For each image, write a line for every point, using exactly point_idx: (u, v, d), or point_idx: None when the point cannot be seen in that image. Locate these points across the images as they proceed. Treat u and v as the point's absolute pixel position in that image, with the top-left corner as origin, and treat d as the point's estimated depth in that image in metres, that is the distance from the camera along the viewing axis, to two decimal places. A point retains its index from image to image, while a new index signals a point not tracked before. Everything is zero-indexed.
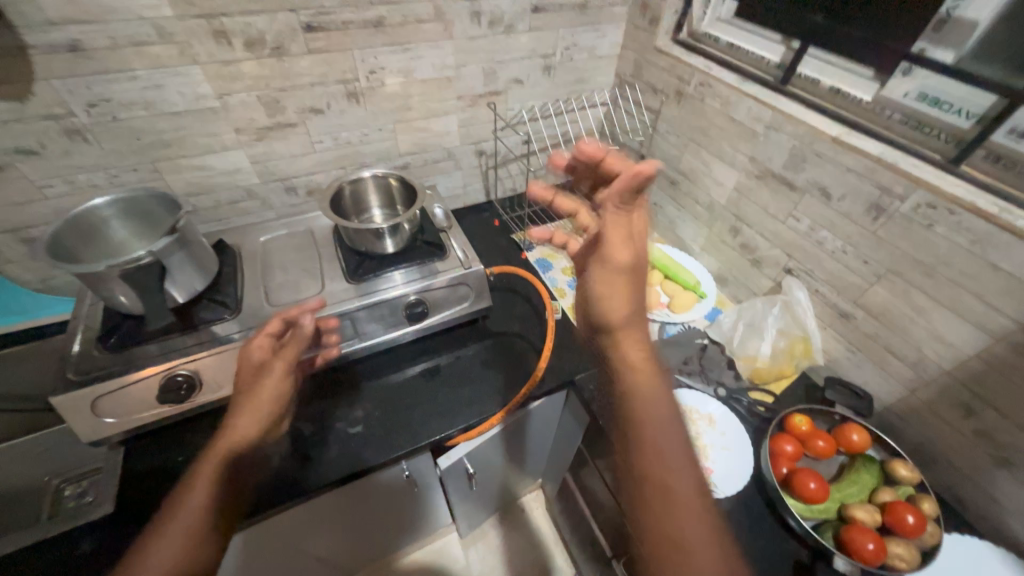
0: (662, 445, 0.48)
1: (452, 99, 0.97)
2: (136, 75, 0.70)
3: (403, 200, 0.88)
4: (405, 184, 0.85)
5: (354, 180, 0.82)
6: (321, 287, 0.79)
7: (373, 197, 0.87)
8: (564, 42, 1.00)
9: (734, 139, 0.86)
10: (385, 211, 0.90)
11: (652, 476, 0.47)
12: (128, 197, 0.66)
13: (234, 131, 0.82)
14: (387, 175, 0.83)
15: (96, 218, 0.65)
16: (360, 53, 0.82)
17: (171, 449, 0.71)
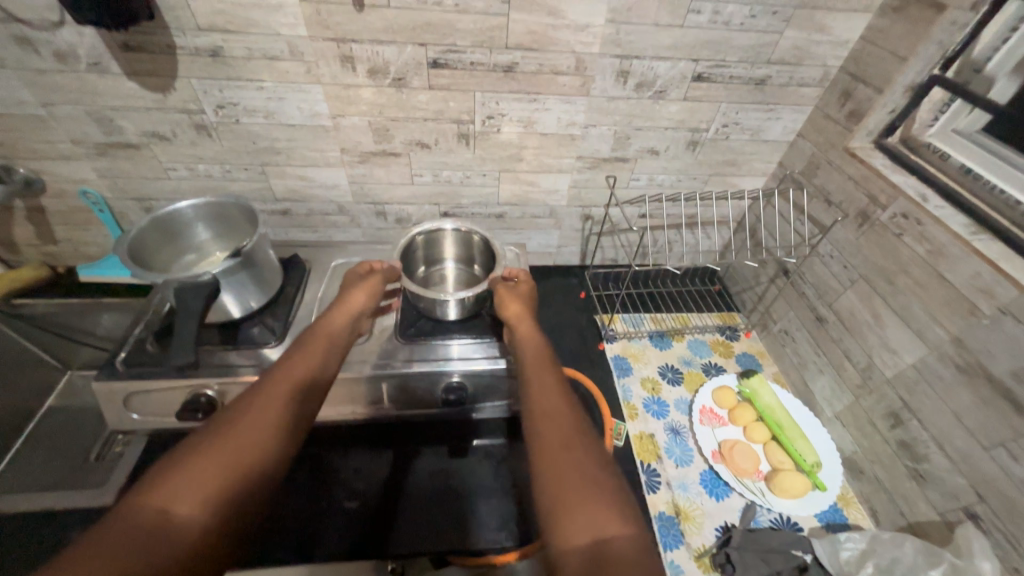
0: (551, 398, 0.47)
1: (570, 157, 0.85)
2: (263, 86, 0.70)
3: (479, 258, 0.79)
4: (487, 246, 0.76)
5: (430, 229, 0.76)
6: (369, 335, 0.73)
7: (450, 248, 0.80)
8: (724, 118, 0.81)
9: (934, 304, 0.61)
10: (459, 265, 0.83)
11: (544, 430, 0.43)
12: (216, 204, 0.68)
13: (340, 150, 0.80)
14: (470, 232, 0.76)
15: (184, 220, 0.67)
16: (482, 96, 0.74)
17: None
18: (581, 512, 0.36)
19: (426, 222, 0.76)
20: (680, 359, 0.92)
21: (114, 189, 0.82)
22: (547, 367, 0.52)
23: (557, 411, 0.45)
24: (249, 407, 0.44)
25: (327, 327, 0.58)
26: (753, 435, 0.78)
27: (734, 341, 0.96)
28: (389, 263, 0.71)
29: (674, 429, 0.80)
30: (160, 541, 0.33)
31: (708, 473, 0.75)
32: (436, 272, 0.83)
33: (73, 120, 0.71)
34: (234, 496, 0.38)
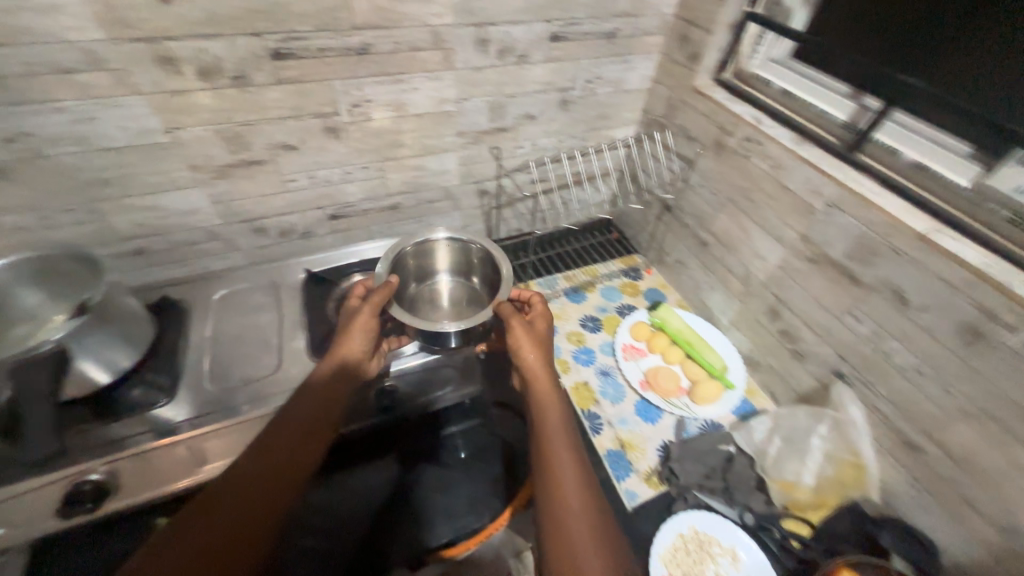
0: (568, 491, 0.51)
1: (451, 135, 0.84)
2: (64, 108, 0.58)
3: (476, 271, 0.82)
4: (488, 256, 0.78)
5: (422, 240, 0.78)
6: (278, 363, 0.68)
7: (444, 260, 0.83)
8: (586, 74, 0.85)
9: (783, 210, 0.72)
10: (454, 277, 0.85)
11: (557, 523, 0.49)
12: (40, 260, 0.57)
13: (189, 168, 0.70)
14: (471, 242, 0.78)
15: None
16: (342, 84, 0.69)
17: (82, 556, 0.59)
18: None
19: (418, 233, 0.78)
20: (597, 307, 0.97)
21: None
22: (564, 446, 0.54)
23: (573, 503, 0.50)
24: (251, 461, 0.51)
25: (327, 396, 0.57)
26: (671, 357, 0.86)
27: (639, 280, 1.04)
28: (386, 284, 0.63)
29: (605, 372, 0.86)
30: None
31: (640, 402, 0.82)
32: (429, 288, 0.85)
33: None
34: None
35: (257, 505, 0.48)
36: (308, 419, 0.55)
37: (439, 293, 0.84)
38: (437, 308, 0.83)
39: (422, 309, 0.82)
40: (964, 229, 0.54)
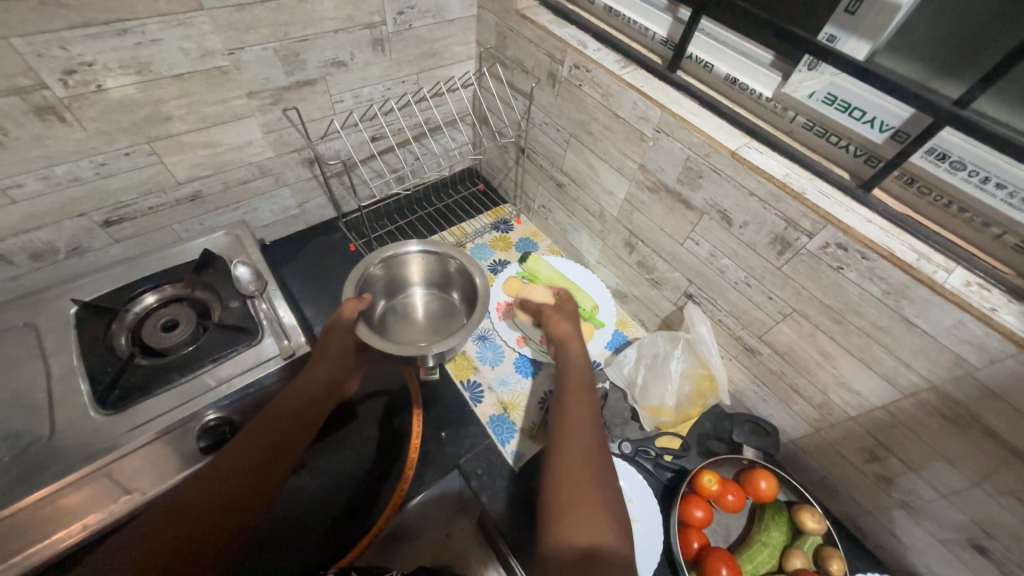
0: (581, 420, 0.51)
1: (237, 97, 0.67)
2: None
3: (452, 283, 0.84)
4: (465, 270, 0.80)
5: (393, 253, 0.78)
6: (54, 424, 0.55)
7: (417, 274, 0.84)
8: (394, 3, 0.72)
9: (619, 141, 0.69)
10: (432, 290, 0.87)
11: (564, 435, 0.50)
12: None
13: None
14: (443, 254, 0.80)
15: None
16: (29, 44, 0.50)
17: None
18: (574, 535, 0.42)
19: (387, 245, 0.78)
20: None
21: None
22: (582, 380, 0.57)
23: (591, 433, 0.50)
24: (216, 480, 0.48)
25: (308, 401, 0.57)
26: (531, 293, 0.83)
27: (510, 232, 1.00)
28: (355, 300, 0.69)
29: (482, 336, 0.85)
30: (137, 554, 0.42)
31: (519, 360, 0.82)
32: (403, 298, 0.86)
33: None
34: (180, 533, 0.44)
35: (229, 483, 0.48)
36: (279, 427, 0.53)
37: (415, 304, 0.86)
38: (412, 320, 0.84)
39: (393, 321, 0.83)
40: (770, 142, 0.55)
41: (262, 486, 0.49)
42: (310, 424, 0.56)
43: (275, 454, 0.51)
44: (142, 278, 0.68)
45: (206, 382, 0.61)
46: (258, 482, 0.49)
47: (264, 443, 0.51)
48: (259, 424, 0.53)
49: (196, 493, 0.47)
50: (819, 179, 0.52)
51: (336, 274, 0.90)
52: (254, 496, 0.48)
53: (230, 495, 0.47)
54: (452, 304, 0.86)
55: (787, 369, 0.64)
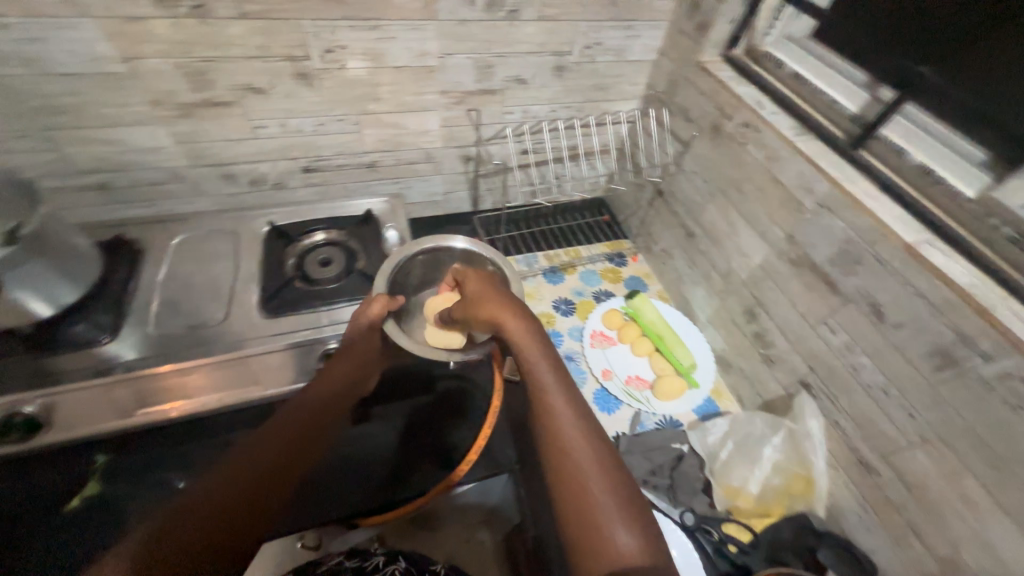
0: (556, 422, 0.44)
1: (433, 93, 0.79)
2: (10, 25, 0.55)
3: None
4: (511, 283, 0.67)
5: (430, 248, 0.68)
6: (227, 312, 0.69)
7: None
8: (584, 38, 0.79)
9: (770, 205, 0.67)
10: None
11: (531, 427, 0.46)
12: None
13: (150, 104, 0.67)
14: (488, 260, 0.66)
15: None
16: (311, 25, 0.65)
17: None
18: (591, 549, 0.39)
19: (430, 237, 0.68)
20: (573, 290, 0.94)
21: None
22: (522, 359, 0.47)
23: (571, 432, 0.44)
24: (270, 440, 0.51)
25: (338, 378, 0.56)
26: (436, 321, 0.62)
27: (623, 267, 1.00)
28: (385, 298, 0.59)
29: (569, 357, 0.84)
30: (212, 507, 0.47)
31: (600, 392, 0.80)
32: None
33: None
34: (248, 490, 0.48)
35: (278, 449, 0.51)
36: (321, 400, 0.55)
37: None
38: None
39: None
40: (956, 244, 0.49)
41: (262, 499, 0.49)
42: (317, 435, 0.54)
43: (286, 467, 0.51)
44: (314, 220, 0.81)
45: (319, 320, 0.69)
46: (267, 494, 0.49)
47: (260, 464, 0.49)
48: (280, 429, 0.52)
49: (251, 454, 0.50)
50: (1015, 299, 0.46)
51: None
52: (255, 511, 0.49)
53: (229, 508, 0.47)
54: None
55: (911, 503, 0.55)
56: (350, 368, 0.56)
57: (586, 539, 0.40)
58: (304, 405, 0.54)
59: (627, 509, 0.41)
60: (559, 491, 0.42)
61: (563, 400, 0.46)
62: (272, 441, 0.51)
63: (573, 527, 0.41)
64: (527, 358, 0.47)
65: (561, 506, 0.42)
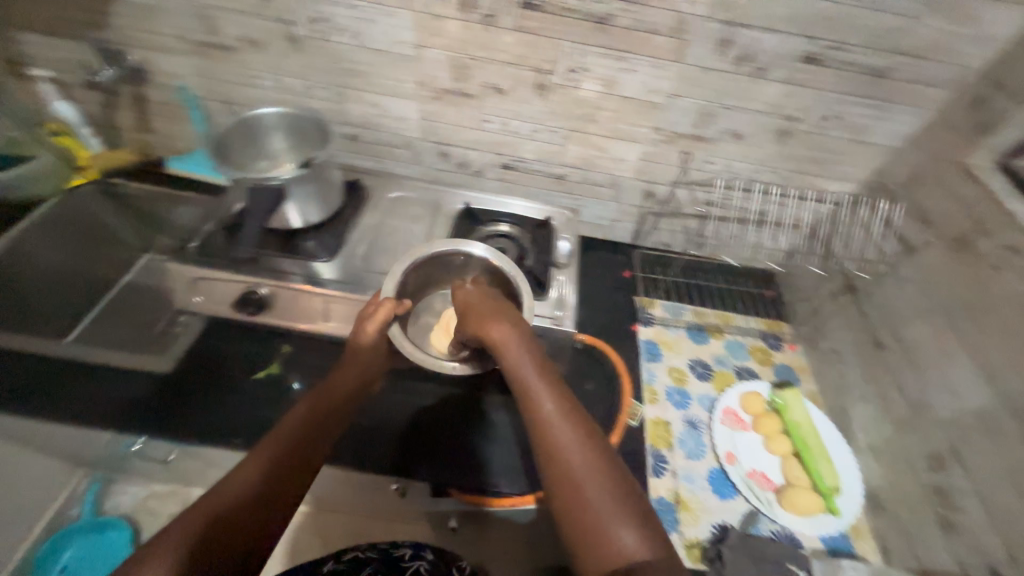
0: (550, 420, 0.44)
1: (646, 127, 0.81)
2: (358, 6, 0.71)
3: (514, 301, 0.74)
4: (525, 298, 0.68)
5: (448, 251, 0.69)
6: None
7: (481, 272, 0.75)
8: (823, 109, 0.75)
9: (1016, 349, 0.56)
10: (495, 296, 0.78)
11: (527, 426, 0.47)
12: (294, 114, 0.71)
13: (417, 84, 0.80)
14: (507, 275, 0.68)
15: (262, 125, 0.71)
16: (569, 47, 0.72)
17: (222, 345, 0.75)
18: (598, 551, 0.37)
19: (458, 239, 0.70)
20: (713, 357, 0.89)
21: (207, 89, 0.86)
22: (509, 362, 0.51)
23: (560, 426, 0.44)
24: (285, 439, 0.49)
25: (342, 382, 0.58)
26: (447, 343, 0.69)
27: (775, 351, 0.92)
28: (394, 300, 0.62)
29: (692, 423, 0.79)
30: (224, 521, 0.41)
31: (716, 472, 0.74)
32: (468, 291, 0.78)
33: (181, 15, 0.75)
34: (251, 497, 0.44)
35: (291, 447, 0.49)
36: (330, 404, 0.55)
37: None
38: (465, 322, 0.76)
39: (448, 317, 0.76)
40: None
41: (293, 484, 0.47)
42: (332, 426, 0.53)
43: (302, 459, 0.49)
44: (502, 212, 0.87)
45: None
46: (292, 483, 0.47)
47: (283, 461, 0.47)
48: (280, 436, 0.50)
49: (261, 462, 0.47)
50: None
51: (600, 283, 0.96)
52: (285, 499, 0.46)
53: (263, 499, 0.44)
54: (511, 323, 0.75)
55: None
56: (351, 380, 0.58)
57: (595, 540, 0.38)
58: (306, 410, 0.53)
59: (630, 510, 0.39)
60: (556, 490, 0.41)
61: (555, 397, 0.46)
62: (277, 456, 0.48)
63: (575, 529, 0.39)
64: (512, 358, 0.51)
65: (562, 511, 0.40)
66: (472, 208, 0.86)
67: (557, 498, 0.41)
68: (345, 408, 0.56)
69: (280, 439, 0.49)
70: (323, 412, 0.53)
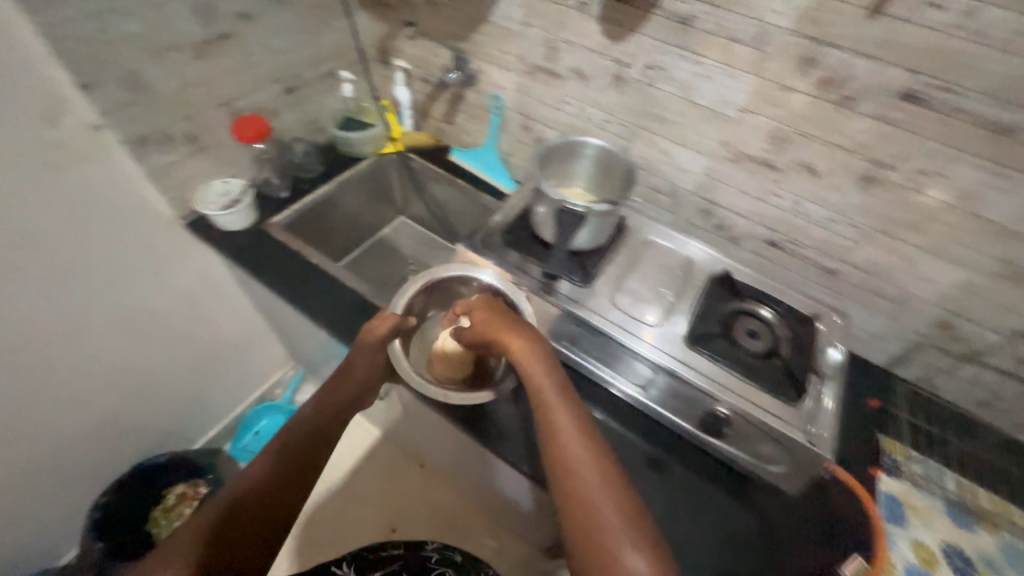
0: (566, 449, 0.55)
1: (991, 257, 0.66)
2: (701, 62, 0.71)
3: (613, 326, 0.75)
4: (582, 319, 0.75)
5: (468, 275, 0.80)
6: (657, 319, 0.74)
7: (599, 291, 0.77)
8: None
9: None
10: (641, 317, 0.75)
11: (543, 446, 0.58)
12: (613, 155, 0.72)
13: (720, 143, 0.78)
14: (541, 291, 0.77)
15: (582, 152, 0.74)
16: (934, 148, 0.62)
17: None
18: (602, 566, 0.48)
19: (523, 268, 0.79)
20: (980, 554, 0.69)
21: (517, 103, 0.98)
22: (535, 381, 0.61)
23: (572, 445, 0.55)
24: (291, 448, 0.64)
25: (334, 397, 0.70)
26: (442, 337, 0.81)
27: None
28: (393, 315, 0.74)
29: None
30: (234, 519, 0.57)
31: None
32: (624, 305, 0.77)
33: (531, 41, 0.86)
34: (253, 495, 0.59)
35: (293, 454, 0.64)
36: (324, 420, 0.68)
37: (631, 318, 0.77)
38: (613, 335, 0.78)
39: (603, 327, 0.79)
40: None
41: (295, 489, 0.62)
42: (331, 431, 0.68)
43: (302, 465, 0.64)
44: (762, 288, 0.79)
45: (729, 385, 0.67)
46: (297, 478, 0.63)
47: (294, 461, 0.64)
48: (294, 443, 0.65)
49: (258, 483, 0.60)
50: None
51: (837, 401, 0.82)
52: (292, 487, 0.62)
53: (274, 506, 0.59)
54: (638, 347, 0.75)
55: None
56: (340, 399, 0.70)
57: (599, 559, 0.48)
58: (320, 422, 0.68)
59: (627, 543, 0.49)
60: (572, 511, 0.52)
61: (576, 429, 0.57)
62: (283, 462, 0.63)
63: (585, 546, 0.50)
64: (532, 376, 0.61)
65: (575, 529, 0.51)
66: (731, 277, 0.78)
67: (572, 518, 0.52)
68: (341, 413, 0.70)
69: (280, 452, 0.64)
70: (321, 428, 0.67)
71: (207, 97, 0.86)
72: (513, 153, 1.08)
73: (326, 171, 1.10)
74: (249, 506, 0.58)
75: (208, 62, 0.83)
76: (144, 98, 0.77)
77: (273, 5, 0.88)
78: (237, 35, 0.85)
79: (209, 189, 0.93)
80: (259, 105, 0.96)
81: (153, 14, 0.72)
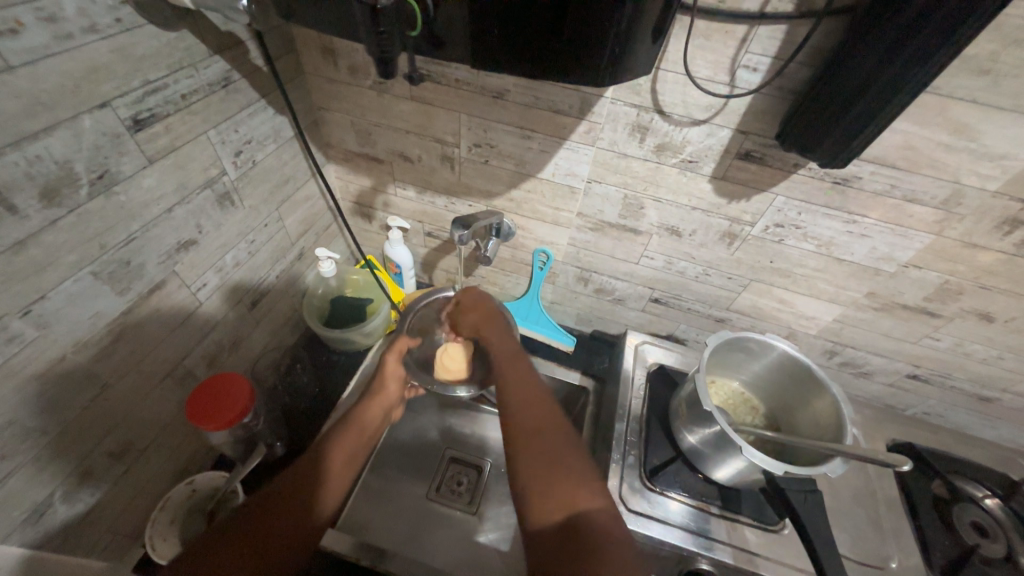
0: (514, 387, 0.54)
1: None
2: (857, 220, 0.57)
3: (759, 523, 0.56)
4: (716, 521, 0.56)
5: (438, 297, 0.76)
6: (895, 542, 0.58)
7: (735, 506, 0.57)
8: None
9: None
10: (770, 520, 0.57)
11: (526, 452, 0.47)
12: (792, 356, 0.56)
13: (866, 293, 0.64)
14: (670, 512, 0.56)
15: (745, 347, 0.58)
16: None
17: None
18: (555, 499, 0.43)
19: (637, 491, 0.58)
20: None
21: (572, 256, 0.78)
22: (523, 380, 0.55)
23: (557, 446, 0.47)
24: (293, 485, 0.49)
25: (361, 415, 0.60)
26: (466, 350, 0.73)
27: None
28: (408, 335, 0.70)
29: None
30: (226, 542, 0.43)
31: None
32: (760, 510, 0.57)
33: (601, 198, 0.66)
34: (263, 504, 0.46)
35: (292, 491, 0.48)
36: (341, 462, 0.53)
37: (777, 524, 0.56)
38: (767, 523, 0.56)
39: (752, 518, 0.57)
40: None
41: (264, 519, 0.45)
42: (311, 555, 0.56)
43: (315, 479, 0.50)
44: (953, 459, 0.67)
45: None
46: (300, 504, 0.47)
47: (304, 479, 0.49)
48: (291, 475, 0.50)
49: (266, 504, 0.46)
50: None
51: None
52: (306, 532, 0.46)
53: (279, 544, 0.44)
54: (773, 531, 0.56)
55: None
56: (360, 441, 0.57)
57: (551, 491, 0.43)
58: (340, 446, 0.54)
59: (582, 472, 0.45)
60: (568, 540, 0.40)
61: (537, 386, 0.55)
62: (292, 476, 0.50)
63: (538, 478, 0.44)
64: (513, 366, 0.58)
65: (520, 454, 0.47)
66: (900, 442, 0.69)
67: (518, 450, 0.47)
68: (360, 461, 0.56)
69: (343, 456, 0.54)
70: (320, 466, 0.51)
71: (140, 382, 0.53)
72: (560, 300, 0.88)
73: (321, 384, 0.79)
74: (236, 537, 0.43)
75: (133, 335, 0.50)
76: (30, 450, 0.43)
77: (222, 211, 0.58)
78: (173, 276, 0.53)
79: (172, 497, 0.59)
80: (217, 343, 0.64)
81: (26, 323, 0.39)
